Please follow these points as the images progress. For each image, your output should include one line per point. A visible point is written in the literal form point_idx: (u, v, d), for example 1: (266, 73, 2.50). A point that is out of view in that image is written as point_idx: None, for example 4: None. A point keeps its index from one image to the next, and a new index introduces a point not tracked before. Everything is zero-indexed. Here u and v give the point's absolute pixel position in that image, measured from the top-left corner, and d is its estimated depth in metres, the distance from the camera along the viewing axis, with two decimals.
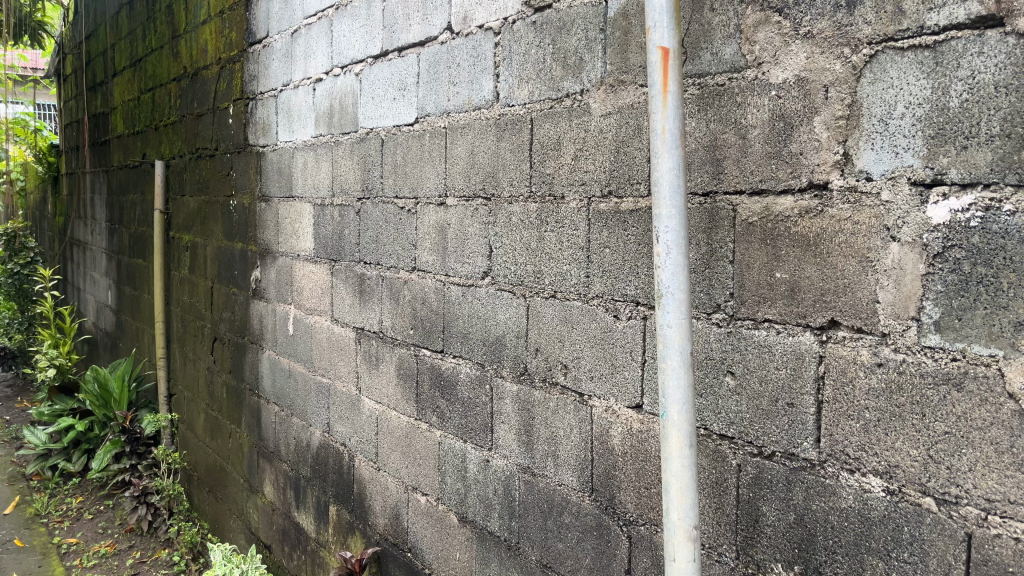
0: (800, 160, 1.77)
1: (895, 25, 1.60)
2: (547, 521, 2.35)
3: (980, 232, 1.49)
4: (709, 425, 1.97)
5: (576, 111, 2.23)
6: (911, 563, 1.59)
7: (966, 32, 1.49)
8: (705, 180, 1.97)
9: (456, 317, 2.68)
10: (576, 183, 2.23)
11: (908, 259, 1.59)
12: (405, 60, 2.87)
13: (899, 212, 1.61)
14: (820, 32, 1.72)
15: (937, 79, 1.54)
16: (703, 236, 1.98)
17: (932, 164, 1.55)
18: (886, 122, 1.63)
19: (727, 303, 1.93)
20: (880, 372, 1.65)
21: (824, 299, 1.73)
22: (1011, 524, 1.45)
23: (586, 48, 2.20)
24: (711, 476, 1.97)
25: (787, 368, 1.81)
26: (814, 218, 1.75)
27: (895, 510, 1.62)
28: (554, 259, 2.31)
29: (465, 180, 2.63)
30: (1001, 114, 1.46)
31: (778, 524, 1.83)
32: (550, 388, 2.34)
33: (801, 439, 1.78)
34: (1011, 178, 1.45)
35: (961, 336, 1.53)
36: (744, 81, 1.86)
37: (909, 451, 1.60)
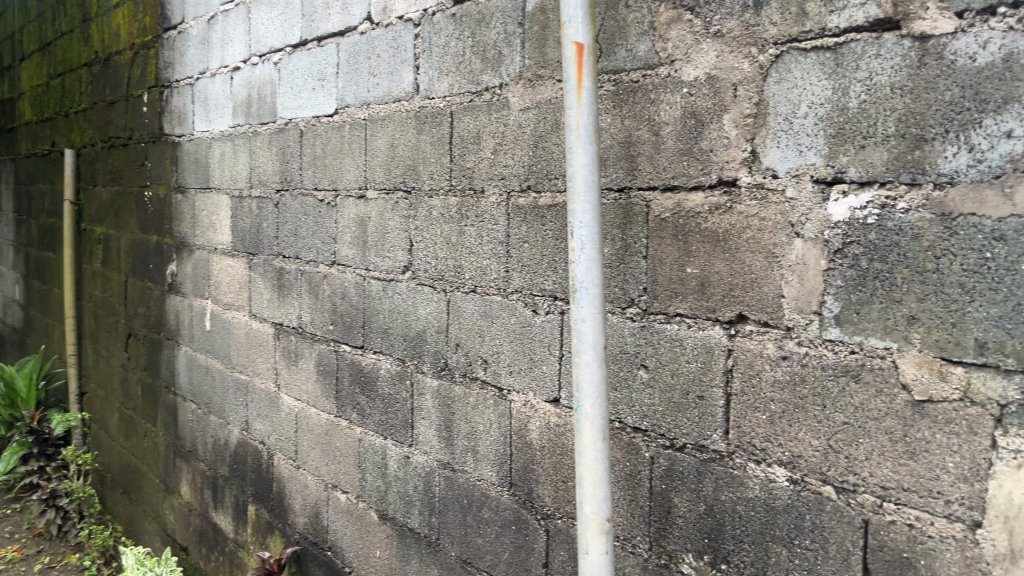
0: (709, 157, 1.80)
1: (799, 26, 1.64)
2: (466, 517, 2.35)
3: (876, 229, 1.55)
4: (623, 418, 2.00)
5: (495, 105, 2.22)
6: (812, 550, 1.64)
7: (865, 34, 1.54)
8: (619, 177, 1.99)
9: (377, 312, 2.65)
10: (495, 177, 2.23)
11: (810, 255, 1.64)
12: (324, 50, 2.81)
13: (803, 209, 1.65)
14: (729, 31, 1.74)
15: (838, 81, 1.59)
16: (618, 232, 2.00)
17: (833, 163, 1.61)
18: (791, 121, 1.67)
19: (640, 298, 1.95)
20: (784, 365, 1.69)
21: (732, 294, 1.77)
22: (904, 510, 1.51)
23: (504, 42, 2.19)
24: (625, 468, 1.99)
25: (697, 361, 1.84)
26: (723, 214, 1.78)
27: (797, 499, 1.67)
28: (474, 253, 2.30)
29: (385, 172, 2.59)
30: (896, 115, 1.51)
31: (689, 515, 1.86)
32: (470, 383, 2.33)
33: (710, 431, 1.81)
34: (904, 177, 1.51)
35: (858, 329, 1.58)
36: (657, 78, 1.88)
37: (811, 441, 1.65)
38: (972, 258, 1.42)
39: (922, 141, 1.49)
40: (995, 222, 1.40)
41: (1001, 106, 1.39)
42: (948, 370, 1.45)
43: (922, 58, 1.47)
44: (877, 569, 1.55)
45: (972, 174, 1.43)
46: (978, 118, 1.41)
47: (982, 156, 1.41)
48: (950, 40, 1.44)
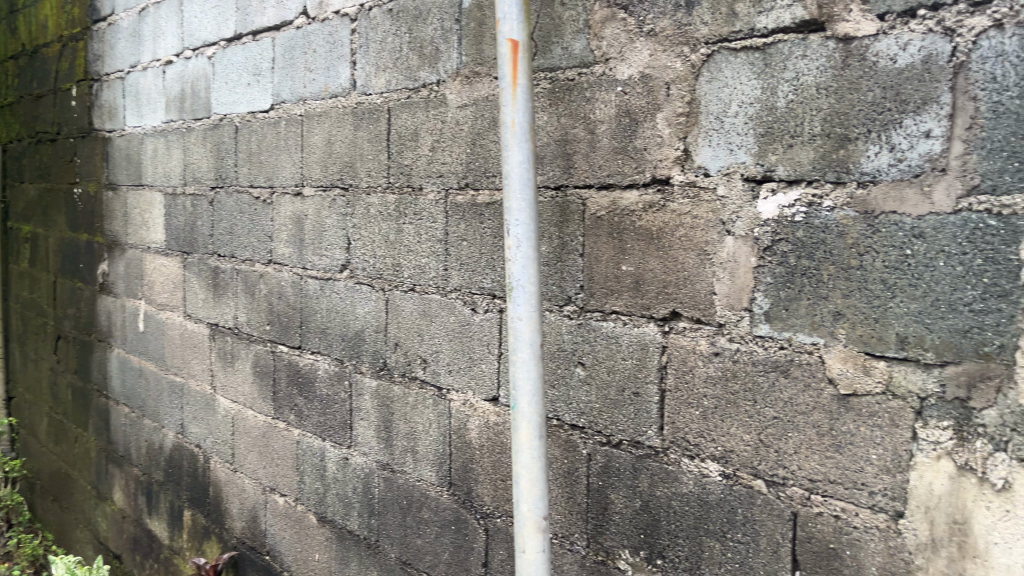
0: (644, 156, 1.81)
1: (729, 26, 1.65)
2: (406, 518, 2.32)
3: (804, 226, 1.58)
4: (560, 416, 2.00)
5: (433, 102, 2.20)
6: (744, 543, 1.66)
7: (792, 35, 1.57)
8: (556, 175, 1.99)
9: (314, 312, 2.60)
10: (433, 175, 2.21)
11: (741, 252, 1.67)
12: (259, 45, 2.76)
13: (733, 207, 1.68)
14: (661, 30, 1.76)
15: (766, 81, 1.61)
16: (555, 229, 2.00)
17: (762, 161, 1.63)
18: (721, 120, 1.69)
19: (577, 296, 1.96)
20: (716, 361, 1.71)
21: (666, 291, 1.79)
22: (831, 502, 1.55)
23: (441, 38, 2.17)
24: (562, 466, 2.00)
25: (632, 358, 1.85)
26: (656, 212, 1.79)
27: (729, 493, 1.69)
28: (412, 252, 2.28)
29: (322, 169, 2.55)
30: (821, 115, 1.54)
31: (625, 511, 1.87)
32: (408, 383, 2.30)
33: (646, 428, 1.83)
34: (830, 176, 1.55)
35: (787, 325, 1.61)
36: (592, 76, 1.89)
37: (742, 436, 1.67)
38: (893, 255, 1.47)
39: (846, 141, 1.52)
40: (914, 220, 1.44)
41: (920, 107, 1.43)
42: (872, 364, 1.49)
43: (846, 59, 1.51)
44: (805, 561, 1.58)
45: (893, 173, 1.47)
46: (899, 119, 1.45)
47: (902, 155, 1.45)
48: (872, 41, 1.47)
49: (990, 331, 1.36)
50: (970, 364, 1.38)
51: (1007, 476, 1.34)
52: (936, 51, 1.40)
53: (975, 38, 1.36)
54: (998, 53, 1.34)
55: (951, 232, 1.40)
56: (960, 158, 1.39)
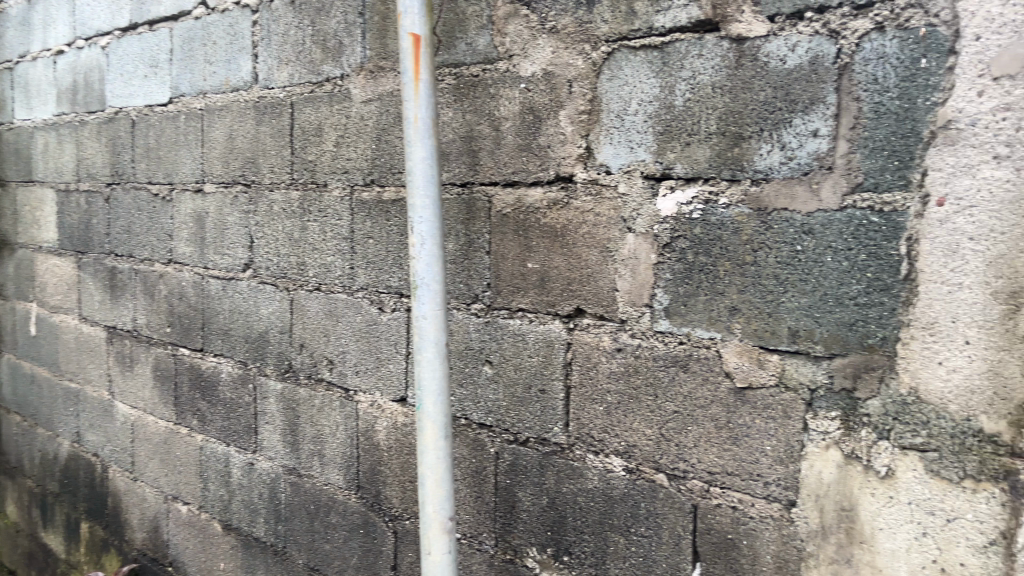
0: (547, 153, 1.81)
1: (628, 25, 1.67)
2: (313, 523, 2.27)
3: (701, 223, 1.61)
4: (468, 415, 1.98)
5: (336, 97, 2.15)
6: (647, 537, 1.68)
7: (688, 34, 1.59)
8: (462, 171, 1.97)
9: (217, 313, 2.51)
10: (338, 171, 2.16)
11: (642, 249, 1.69)
12: (155, 35, 2.65)
13: (634, 204, 1.69)
14: (563, 27, 1.75)
15: (665, 79, 1.63)
16: (461, 227, 1.98)
17: (661, 159, 1.65)
18: (622, 118, 1.70)
19: (484, 293, 1.94)
20: (619, 356, 1.73)
21: (570, 288, 1.79)
22: (729, 493, 1.58)
23: (345, 31, 2.12)
24: (470, 465, 1.98)
25: (538, 355, 1.85)
26: (560, 209, 1.80)
27: (633, 487, 1.70)
28: (317, 250, 2.22)
29: (223, 165, 2.46)
30: (717, 114, 1.57)
31: (533, 509, 1.86)
32: (315, 385, 2.24)
33: (552, 424, 1.83)
34: (725, 174, 1.58)
35: (686, 321, 1.64)
36: (496, 73, 1.87)
37: (644, 430, 1.69)
38: (785, 251, 1.50)
39: (740, 139, 1.55)
40: (804, 217, 1.48)
41: (808, 107, 1.47)
42: (765, 357, 1.53)
43: (739, 59, 1.54)
44: (705, 552, 1.61)
45: (784, 171, 1.50)
46: (789, 118, 1.49)
47: (792, 154, 1.49)
48: (763, 42, 1.51)
49: (873, 323, 1.41)
50: (856, 356, 1.43)
51: (890, 463, 1.39)
52: (822, 52, 1.44)
53: (858, 41, 1.41)
54: (880, 55, 1.39)
55: (838, 229, 1.44)
56: (845, 156, 1.43)
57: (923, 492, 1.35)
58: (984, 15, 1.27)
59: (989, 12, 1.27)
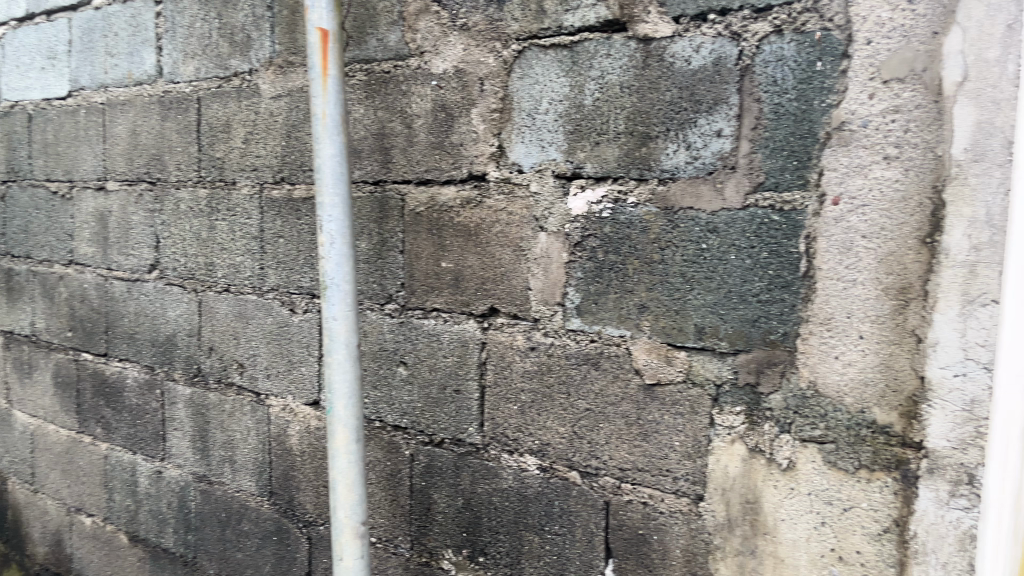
0: (459, 151, 1.79)
1: (538, 23, 1.67)
2: (224, 531, 2.20)
3: (611, 222, 1.62)
4: (383, 417, 1.95)
5: (245, 92, 2.09)
6: (561, 535, 1.69)
7: (596, 34, 1.60)
8: (374, 169, 1.93)
9: (121, 316, 2.42)
10: (247, 169, 2.10)
11: (554, 248, 1.69)
12: (53, 25, 2.53)
13: (546, 203, 1.69)
14: (474, 25, 1.74)
15: (574, 78, 1.64)
16: (374, 225, 1.95)
17: (572, 159, 1.66)
18: (533, 116, 1.70)
19: (397, 293, 1.92)
20: (532, 355, 1.72)
21: (484, 287, 1.78)
22: (639, 489, 1.59)
23: (253, 25, 2.06)
24: (385, 468, 1.95)
25: (453, 355, 1.83)
26: (473, 208, 1.78)
27: (546, 486, 1.71)
28: (226, 250, 2.15)
29: (126, 162, 2.36)
30: (625, 113, 1.58)
31: (448, 511, 1.85)
32: (225, 389, 2.18)
33: (467, 425, 1.81)
34: (634, 173, 1.59)
35: (597, 319, 1.65)
36: (407, 70, 1.85)
37: (558, 429, 1.69)
38: (691, 249, 1.53)
39: (648, 139, 1.57)
40: (709, 215, 1.51)
41: (712, 107, 1.49)
42: (673, 354, 1.55)
43: (646, 60, 1.55)
44: (617, 548, 1.62)
45: (690, 171, 1.53)
46: (694, 118, 1.51)
47: (697, 154, 1.52)
48: (669, 43, 1.53)
49: (774, 320, 1.44)
50: (758, 352, 1.46)
51: (791, 456, 1.43)
52: (725, 54, 1.47)
53: (758, 43, 1.44)
54: (779, 57, 1.42)
55: (741, 227, 1.47)
56: (747, 156, 1.47)
57: (823, 483, 1.39)
58: (874, 20, 1.32)
59: (879, 17, 1.31)
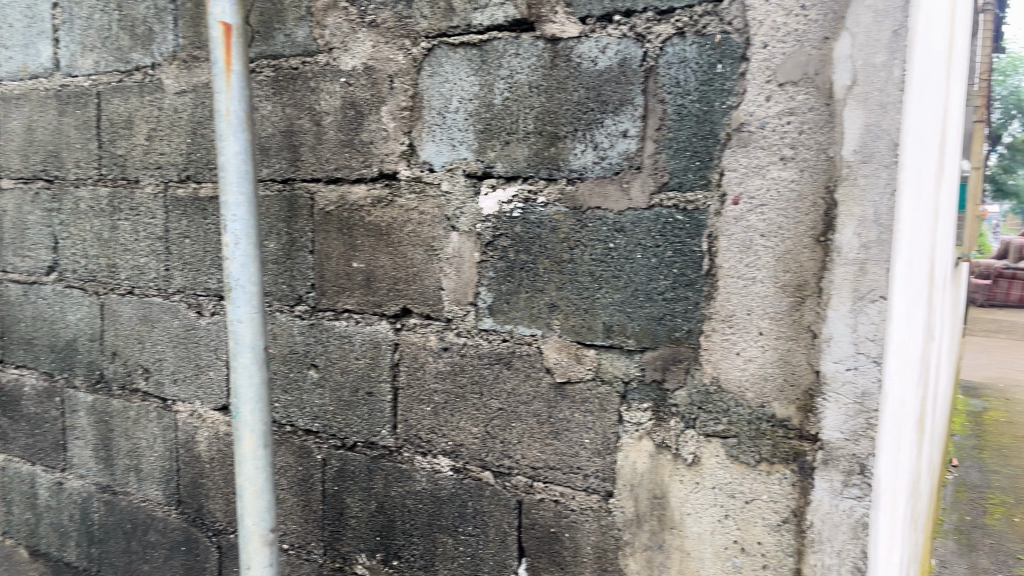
0: (370, 149, 1.77)
1: (447, 21, 1.65)
2: (130, 543, 2.13)
3: (521, 222, 1.62)
4: (294, 422, 1.91)
5: (147, 87, 2.01)
6: (474, 536, 1.68)
7: (505, 33, 1.60)
8: (283, 167, 1.89)
9: (18, 320, 2.30)
10: (150, 166, 2.02)
11: (465, 248, 1.68)
12: None
13: (457, 202, 1.68)
14: (383, 22, 1.72)
15: (484, 77, 1.63)
16: (283, 225, 1.90)
17: (482, 158, 1.65)
18: (443, 115, 1.68)
19: (308, 295, 1.88)
20: (445, 356, 1.71)
21: (396, 288, 1.76)
22: (551, 487, 1.60)
23: (155, 18, 1.99)
24: (297, 473, 1.91)
25: (365, 357, 1.80)
26: (384, 208, 1.76)
27: (460, 487, 1.70)
28: (129, 251, 2.07)
29: (22, 159, 2.25)
30: (534, 113, 1.59)
31: (361, 515, 1.82)
32: (129, 396, 2.09)
33: (379, 427, 1.79)
34: (543, 173, 1.59)
35: (508, 319, 1.64)
36: (316, 66, 1.81)
37: (470, 429, 1.69)
38: (599, 248, 1.54)
39: (557, 139, 1.57)
40: (616, 215, 1.52)
41: (618, 108, 1.51)
42: (583, 352, 1.57)
43: (554, 59, 1.56)
44: (530, 547, 1.62)
45: (597, 171, 1.54)
46: (601, 118, 1.53)
47: (604, 154, 1.53)
48: (576, 43, 1.53)
49: (680, 317, 1.47)
50: (664, 349, 1.49)
51: (696, 451, 1.45)
52: (630, 55, 1.49)
53: (662, 45, 1.46)
54: (681, 59, 1.44)
55: (647, 226, 1.49)
56: (652, 157, 1.49)
57: (726, 477, 1.42)
58: (770, 24, 1.35)
59: (774, 22, 1.34)
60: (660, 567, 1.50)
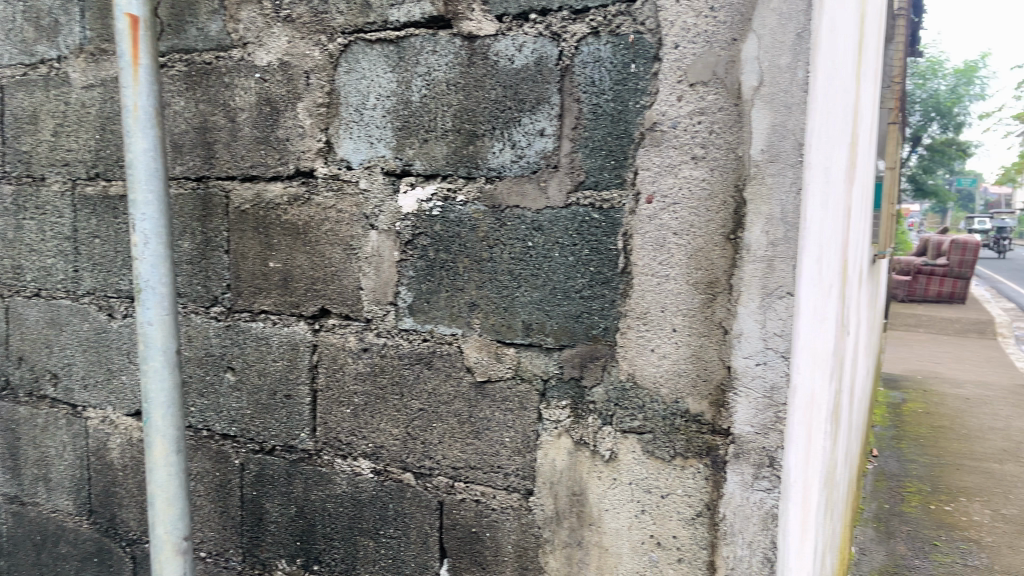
0: (286, 147, 1.73)
1: (363, 17, 1.63)
2: (40, 555, 2.05)
3: (440, 220, 1.61)
4: (211, 426, 1.86)
5: (53, 81, 1.93)
6: (395, 538, 1.66)
7: (422, 30, 1.58)
8: (196, 165, 1.83)
9: None
10: (57, 163, 1.94)
11: (384, 247, 1.66)
12: None
13: (375, 200, 1.66)
14: (298, 17, 1.69)
15: (401, 74, 1.61)
16: (197, 224, 1.85)
17: (400, 156, 1.63)
18: (361, 112, 1.66)
19: (224, 296, 1.83)
20: (365, 356, 1.69)
21: (314, 288, 1.73)
22: (472, 487, 1.59)
23: (61, 9, 1.91)
24: (214, 479, 1.87)
25: (283, 359, 1.77)
26: (301, 206, 1.73)
27: (381, 489, 1.68)
28: (36, 252, 1.99)
29: None
30: (452, 110, 1.58)
31: (280, 520, 1.79)
32: (37, 402, 2.02)
33: (298, 431, 1.76)
34: (461, 171, 1.58)
35: (428, 318, 1.63)
36: (230, 61, 1.77)
37: (391, 430, 1.67)
38: (518, 247, 1.54)
39: (475, 137, 1.57)
40: (534, 213, 1.52)
41: (535, 106, 1.51)
42: (503, 350, 1.56)
43: (471, 57, 1.55)
44: (451, 548, 1.61)
45: (515, 169, 1.54)
46: (518, 117, 1.52)
47: (522, 152, 1.53)
48: (493, 41, 1.53)
49: (597, 315, 1.48)
50: (582, 347, 1.50)
51: (613, 447, 1.47)
52: (546, 53, 1.49)
53: (577, 44, 1.46)
54: (596, 58, 1.45)
55: (564, 225, 1.50)
56: (569, 156, 1.49)
57: (642, 472, 1.44)
58: (681, 25, 1.37)
59: (685, 23, 1.36)
60: (579, 564, 1.51)
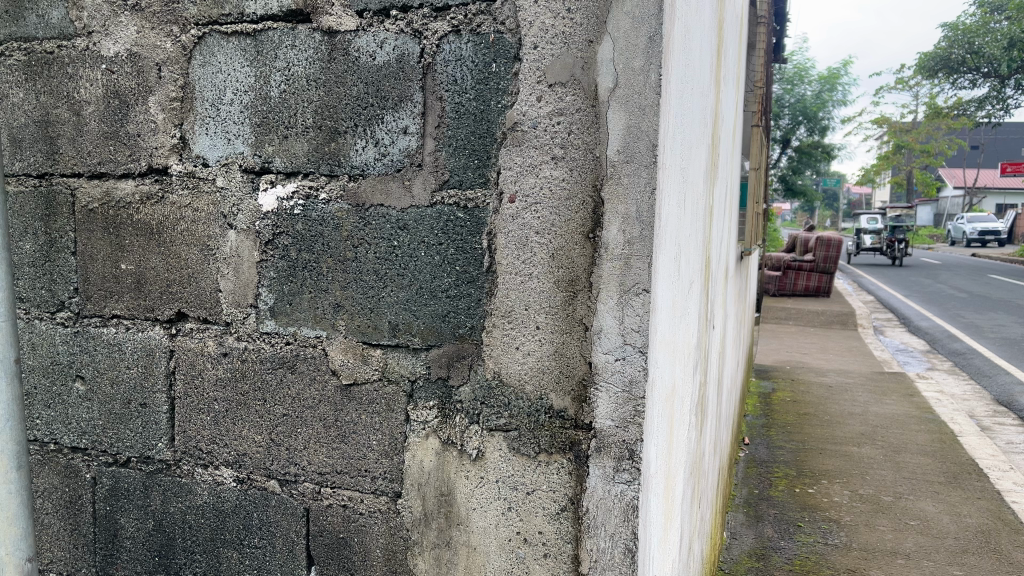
0: (137, 143, 1.65)
1: (217, 8, 1.58)
2: None
3: (302, 219, 1.56)
4: (58, 439, 1.75)
5: None
6: (260, 547, 1.62)
7: (280, 24, 1.54)
8: (38, 161, 1.71)
9: None
10: None
11: (244, 247, 1.60)
12: None
13: (233, 199, 1.60)
14: (148, 6, 1.61)
15: (258, 69, 1.56)
16: (40, 225, 1.73)
17: (259, 152, 1.58)
18: (217, 107, 1.60)
19: (71, 300, 1.72)
20: (225, 361, 1.62)
21: (169, 290, 1.65)
22: (338, 492, 1.57)
23: None
24: (63, 495, 1.76)
25: (138, 365, 1.68)
26: (155, 205, 1.64)
27: (244, 498, 1.63)
28: None
29: None
30: (313, 106, 1.54)
31: (136, 535, 1.70)
32: None
33: (155, 441, 1.68)
34: (323, 169, 1.55)
35: (291, 321, 1.59)
36: (74, 51, 1.67)
37: (254, 437, 1.61)
38: (382, 246, 1.51)
39: (336, 134, 1.53)
40: (398, 212, 1.50)
41: (397, 104, 1.49)
42: (369, 352, 1.54)
43: (331, 52, 1.51)
44: (318, 555, 1.59)
45: (378, 168, 1.51)
46: (380, 114, 1.50)
47: (385, 150, 1.51)
48: (353, 37, 1.50)
49: (462, 314, 1.47)
50: (449, 346, 1.49)
51: (480, 445, 1.46)
52: (407, 50, 1.47)
53: (438, 42, 1.45)
54: (457, 57, 1.44)
55: (429, 224, 1.48)
56: (433, 154, 1.48)
57: (508, 469, 1.44)
58: (539, 26, 1.38)
59: (543, 23, 1.37)
60: (447, 565, 1.50)
